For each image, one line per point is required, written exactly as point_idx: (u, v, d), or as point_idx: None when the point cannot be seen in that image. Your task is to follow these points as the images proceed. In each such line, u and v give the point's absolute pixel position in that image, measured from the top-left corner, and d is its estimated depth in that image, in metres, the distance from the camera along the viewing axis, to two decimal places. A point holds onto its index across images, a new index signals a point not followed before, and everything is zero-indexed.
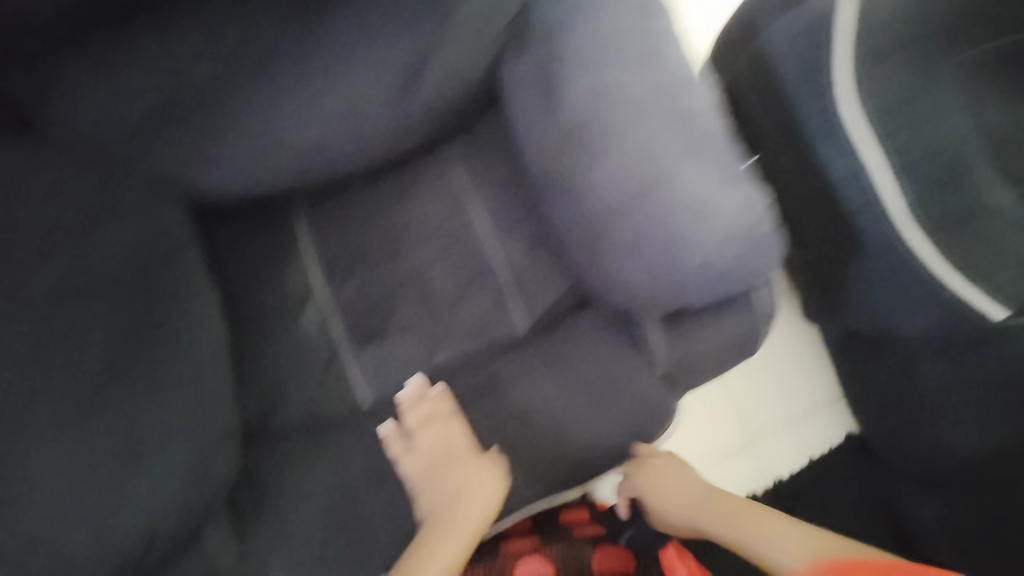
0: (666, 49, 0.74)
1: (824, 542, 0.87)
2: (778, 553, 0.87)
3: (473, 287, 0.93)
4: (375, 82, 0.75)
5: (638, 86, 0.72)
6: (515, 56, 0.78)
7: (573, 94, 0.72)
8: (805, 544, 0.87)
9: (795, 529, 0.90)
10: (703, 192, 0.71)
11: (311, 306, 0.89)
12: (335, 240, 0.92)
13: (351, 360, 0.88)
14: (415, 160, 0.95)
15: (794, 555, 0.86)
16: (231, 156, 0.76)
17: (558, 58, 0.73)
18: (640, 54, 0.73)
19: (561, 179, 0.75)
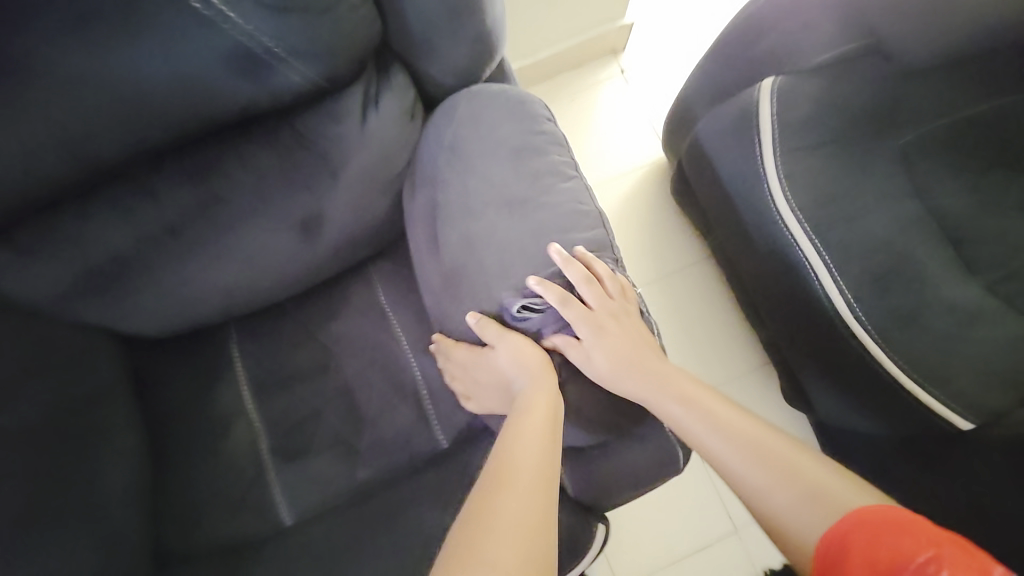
0: (546, 186, 0.77)
1: (800, 483, 0.64)
2: (732, 460, 0.68)
3: (395, 400, 0.95)
4: (278, 230, 0.81)
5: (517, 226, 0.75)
6: (414, 192, 0.83)
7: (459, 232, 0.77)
8: (736, 453, 0.68)
9: (741, 442, 0.68)
10: (583, 326, 0.73)
11: (239, 427, 0.92)
12: (264, 360, 0.96)
13: (273, 481, 0.90)
14: (342, 281, 1.00)
15: (792, 523, 0.62)
16: (153, 308, 0.83)
17: (448, 198, 0.79)
18: (519, 193, 0.77)
19: (453, 306, 0.78)
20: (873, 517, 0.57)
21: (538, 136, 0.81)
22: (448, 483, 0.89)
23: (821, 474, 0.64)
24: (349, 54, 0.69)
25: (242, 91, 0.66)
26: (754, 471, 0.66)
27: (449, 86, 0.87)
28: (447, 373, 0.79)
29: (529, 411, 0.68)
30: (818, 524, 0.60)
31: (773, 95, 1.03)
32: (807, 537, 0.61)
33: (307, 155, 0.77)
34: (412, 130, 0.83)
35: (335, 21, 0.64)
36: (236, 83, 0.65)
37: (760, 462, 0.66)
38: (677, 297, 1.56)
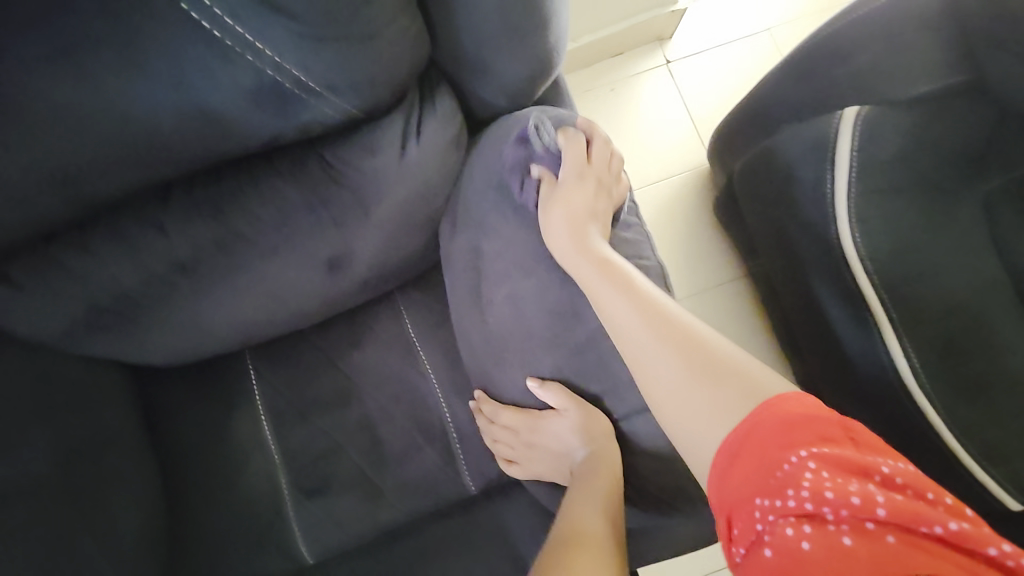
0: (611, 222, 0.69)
1: (737, 402, 0.52)
2: (655, 363, 0.58)
3: (422, 442, 0.90)
4: (303, 268, 0.73)
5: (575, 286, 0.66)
6: (455, 233, 0.74)
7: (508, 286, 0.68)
8: (673, 365, 0.57)
9: (685, 356, 0.57)
10: (644, 404, 0.65)
11: (258, 460, 0.88)
12: (282, 390, 0.91)
13: (292, 520, 0.86)
14: (367, 308, 0.93)
15: (701, 426, 0.53)
16: (167, 342, 0.76)
17: (496, 246, 0.70)
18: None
19: (495, 365, 0.71)
20: (800, 429, 0.48)
21: (599, 178, 0.71)
22: (477, 534, 0.85)
23: (768, 392, 0.52)
24: (394, 83, 0.58)
25: (270, 126, 0.56)
26: (679, 373, 0.56)
27: (500, 109, 0.76)
28: (491, 435, 0.73)
29: (596, 477, 0.65)
30: (724, 432, 0.52)
31: (857, 129, 0.92)
32: (710, 438, 0.53)
33: (339, 190, 0.68)
34: (457, 161, 0.73)
35: (384, 48, 0.54)
36: (264, 117, 0.55)
37: (688, 355, 0.57)
38: (709, 317, 1.48)
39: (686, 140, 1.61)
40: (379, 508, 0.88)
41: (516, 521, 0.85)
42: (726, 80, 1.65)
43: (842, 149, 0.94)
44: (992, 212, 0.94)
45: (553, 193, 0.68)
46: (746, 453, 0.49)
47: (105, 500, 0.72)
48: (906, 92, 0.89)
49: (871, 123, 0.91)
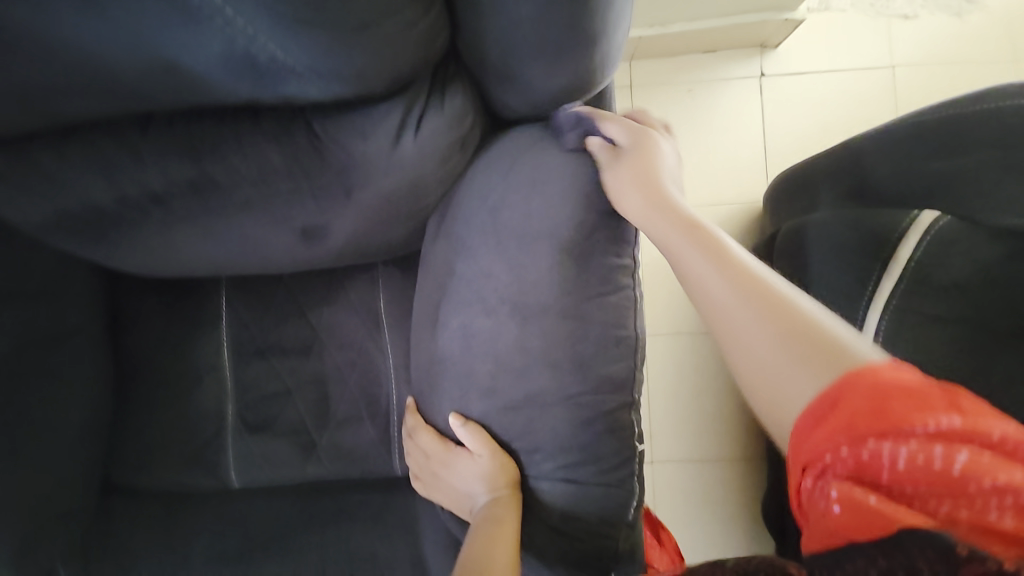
0: (591, 260, 0.64)
1: (792, 346, 0.49)
2: (692, 261, 0.57)
3: (364, 413, 0.92)
4: (276, 229, 0.71)
5: (535, 340, 0.63)
6: (439, 241, 0.71)
7: (464, 315, 0.66)
8: (723, 278, 0.54)
9: (722, 259, 0.55)
10: (560, 475, 0.65)
11: (211, 383, 0.92)
12: (249, 324, 0.93)
13: (227, 446, 0.91)
14: (346, 270, 0.92)
15: (794, 427, 0.47)
16: (140, 257, 0.77)
17: (470, 272, 0.66)
18: (548, 301, 0.63)
19: (437, 382, 0.70)
20: (854, 383, 0.45)
21: (598, 230, 0.65)
22: (390, 514, 0.88)
23: (799, 311, 0.51)
24: (389, 76, 0.56)
25: (246, 91, 0.57)
26: (728, 285, 0.54)
27: (520, 117, 0.69)
28: (406, 446, 0.75)
29: (499, 523, 0.63)
30: (815, 387, 0.47)
31: (924, 242, 0.81)
32: (800, 395, 0.47)
33: (321, 164, 0.64)
34: (458, 164, 0.67)
35: (376, 43, 0.51)
36: (244, 86, 0.56)
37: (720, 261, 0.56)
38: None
39: (749, 169, 1.45)
40: (310, 458, 0.92)
41: (427, 516, 0.87)
42: (819, 113, 1.45)
43: (898, 260, 0.83)
44: None
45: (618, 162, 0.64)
46: (827, 410, 0.45)
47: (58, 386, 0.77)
48: (992, 218, 0.77)
49: (941, 240, 0.80)
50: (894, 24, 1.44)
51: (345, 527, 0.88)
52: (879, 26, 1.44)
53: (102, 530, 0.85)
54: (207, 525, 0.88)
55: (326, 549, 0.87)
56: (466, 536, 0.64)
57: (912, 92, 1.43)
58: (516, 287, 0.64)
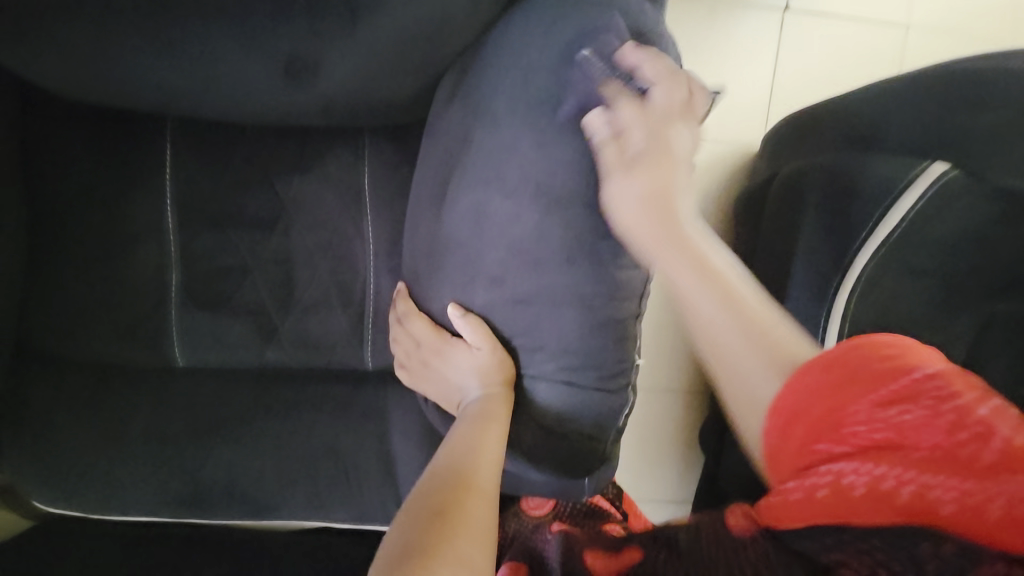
0: (622, 150, 0.56)
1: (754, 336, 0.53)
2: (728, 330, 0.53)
3: (334, 301, 0.83)
4: (255, 53, 0.58)
5: (555, 231, 0.56)
6: (457, 105, 0.61)
7: (479, 194, 0.58)
8: (714, 298, 0.54)
9: (732, 304, 0.54)
10: (561, 377, 0.62)
11: (151, 246, 0.78)
12: (201, 183, 0.78)
13: (170, 321, 0.80)
14: (327, 134, 0.78)
15: (754, 390, 0.52)
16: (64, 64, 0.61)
17: (493, 143, 0.57)
18: (577, 188, 0.56)
19: (436, 266, 0.63)
20: None
21: (641, 117, 0.56)
22: (357, 405, 0.83)
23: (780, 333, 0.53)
24: None
25: None
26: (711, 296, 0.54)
27: None
28: (395, 332, 0.69)
29: (491, 418, 0.60)
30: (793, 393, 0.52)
31: (932, 188, 0.81)
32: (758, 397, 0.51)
33: None
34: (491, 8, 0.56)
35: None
36: None
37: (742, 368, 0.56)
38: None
39: (753, 109, 1.41)
40: (266, 342, 0.83)
41: (397, 414, 0.83)
42: (830, 63, 1.41)
43: (898, 209, 0.84)
44: (984, 331, 0.90)
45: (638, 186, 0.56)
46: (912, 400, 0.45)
47: None
48: (1001, 176, 0.78)
49: (948, 191, 0.81)
50: None
51: (307, 415, 0.83)
52: None
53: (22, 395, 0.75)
54: (146, 402, 0.79)
55: (283, 435, 0.82)
56: (455, 424, 0.61)
57: (919, 57, 1.42)
58: (546, 168, 0.56)
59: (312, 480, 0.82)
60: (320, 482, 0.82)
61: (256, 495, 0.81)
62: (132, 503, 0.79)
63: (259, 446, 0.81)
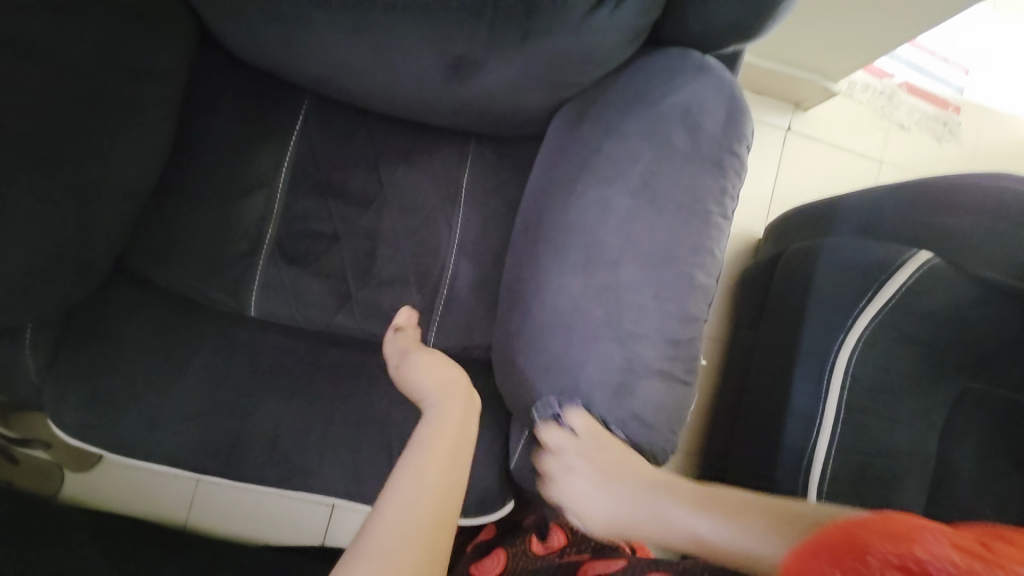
0: (717, 176, 0.71)
1: (721, 505, 0.56)
2: (642, 523, 0.61)
3: (411, 279, 0.90)
4: (430, 49, 0.70)
5: (663, 231, 0.68)
6: (590, 131, 0.75)
7: (604, 197, 0.70)
8: (647, 492, 0.62)
9: (677, 490, 0.61)
10: (658, 367, 0.68)
11: (260, 197, 0.85)
12: (319, 153, 0.87)
13: (257, 269, 0.85)
14: (441, 134, 0.90)
15: (730, 546, 0.52)
16: (259, 28, 0.72)
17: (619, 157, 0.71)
18: (683, 201, 0.69)
19: (550, 252, 0.74)
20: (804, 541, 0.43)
21: (731, 159, 0.73)
22: None
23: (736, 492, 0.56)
24: None
25: None
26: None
27: (682, 40, 0.76)
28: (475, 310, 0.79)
29: (447, 422, 0.66)
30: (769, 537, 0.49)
31: (917, 272, 0.98)
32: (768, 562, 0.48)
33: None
34: (620, 56, 0.73)
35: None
36: None
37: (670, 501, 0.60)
38: None
39: (758, 202, 1.65)
40: (338, 306, 0.87)
41: None
42: (821, 177, 1.70)
43: (892, 284, 1.00)
44: (959, 402, 1.03)
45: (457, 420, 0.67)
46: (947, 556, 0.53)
47: (124, 127, 0.69)
48: (974, 267, 0.96)
49: (932, 273, 0.97)
50: (892, 128, 1.75)
51: (363, 382, 0.85)
52: (882, 126, 1.74)
53: (101, 310, 0.77)
54: (212, 342, 0.81)
55: (336, 397, 0.83)
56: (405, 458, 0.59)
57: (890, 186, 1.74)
58: (662, 183, 0.69)
59: (355, 447, 0.82)
60: (362, 450, 0.82)
61: (297, 454, 0.80)
62: (170, 439, 0.77)
63: (310, 403, 0.82)
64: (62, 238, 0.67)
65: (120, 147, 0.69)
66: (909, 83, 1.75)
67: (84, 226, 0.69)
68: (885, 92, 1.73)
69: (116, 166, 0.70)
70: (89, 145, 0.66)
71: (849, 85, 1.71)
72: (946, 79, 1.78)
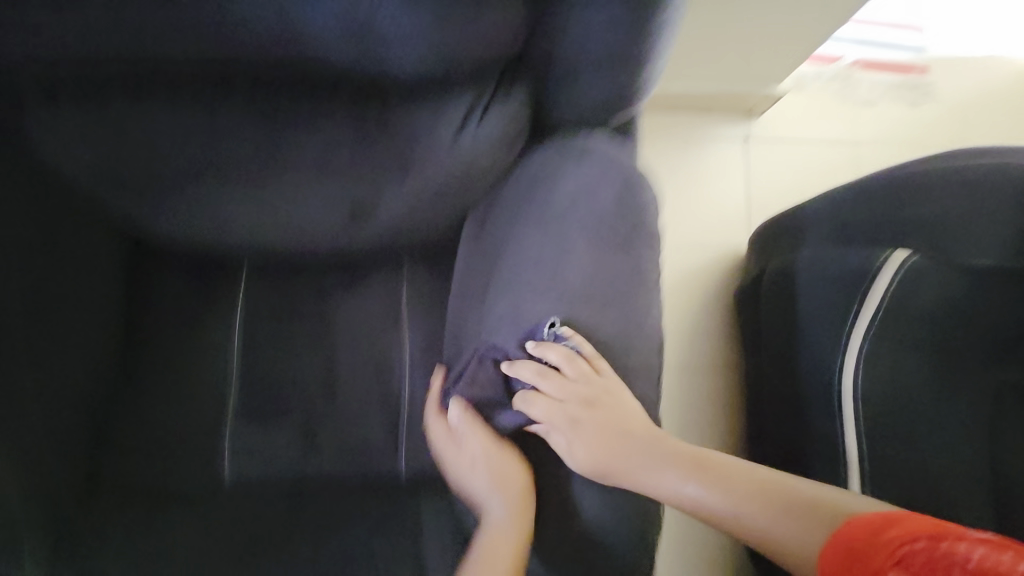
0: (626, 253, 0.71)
1: (753, 498, 0.66)
2: (665, 480, 0.68)
3: (372, 406, 0.91)
4: (326, 203, 0.75)
5: (581, 320, 0.69)
6: (497, 232, 0.76)
7: (512, 263, 0.72)
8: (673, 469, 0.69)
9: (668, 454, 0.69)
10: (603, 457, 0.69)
11: (218, 361, 0.90)
12: (266, 305, 0.92)
13: (225, 431, 0.88)
14: (373, 260, 0.94)
15: (758, 528, 0.65)
16: (178, 220, 0.78)
17: (544, 207, 0.72)
18: (595, 290, 0.69)
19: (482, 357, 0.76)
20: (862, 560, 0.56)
21: (636, 230, 0.72)
22: (389, 512, 0.85)
23: (732, 468, 0.70)
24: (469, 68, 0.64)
25: (347, 54, 0.63)
26: (665, 456, 0.69)
27: (566, 127, 0.77)
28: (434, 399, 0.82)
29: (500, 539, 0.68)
30: (762, 520, 0.65)
31: (901, 272, 0.91)
32: (769, 532, 0.64)
33: (388, 143, 0.69)
34: (504, 161, 0.74)
35: (461, 31, 0.60)
36: (345, 45, 0.62)
37: (675, 467, 0.69)
38: None
39: (734, 217, 1.59)
40: (308, 449, 0.89)
41: (428, 520, 0.84)
42: (795, 175, 1.63)
43: (876, 290, 0.93)
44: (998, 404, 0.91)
45: (496, 459, 0.73)
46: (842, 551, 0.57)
47: (71, 343, 0.78)
48: (963, 256, 0.88)
49: (917, 271, 0.90)
50: (858, 108, 1.68)
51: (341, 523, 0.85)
52: (846, 109, 1.67)
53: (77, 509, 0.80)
54: (186, 516, 0.82)
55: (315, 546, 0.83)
56: (472, 560, 0.67)
57: (874, 165, 1.65)
58: (543, 225, 0.71)
59: None
60: None
61: None
62: None
63: None
64: (33, 453, 0.74)
65: (72, 363, 0.78)
66: (862, 60, 1.69)
67: (50, 438, 0.76)
68: (838, 76, 1.68)
69: (69, 368, 0.78)
70: (43, 368, 0.75)
71: (798, 79, 1.67)
72: (902, 44, 1.70)
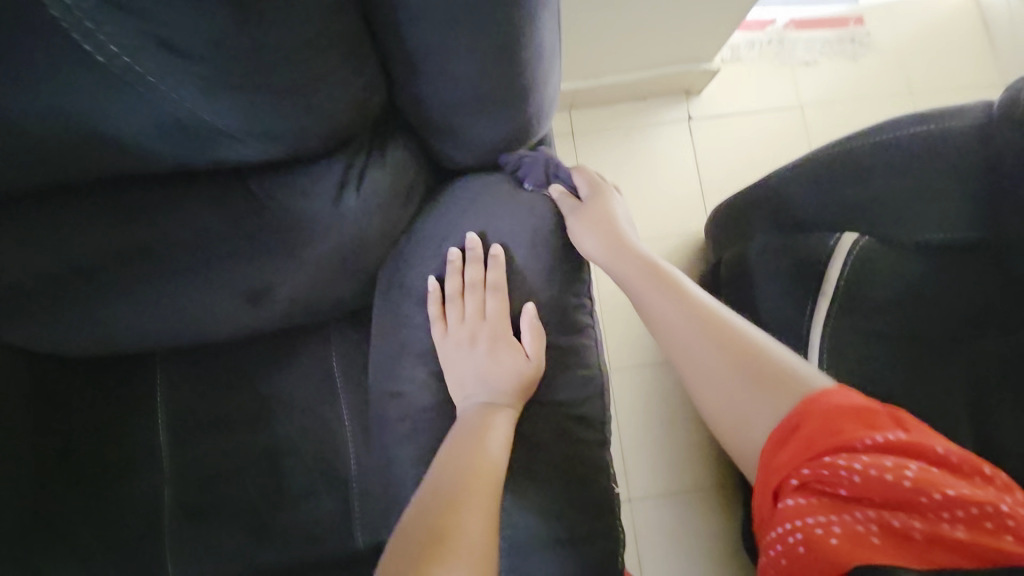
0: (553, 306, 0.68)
1: (749, 371, 0.59)
2: (694, 344, 0.62)
3: (320, 487, 0.85)
4: (216, 294, 0.67)
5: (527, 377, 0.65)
6: (411, 297, 0.69)
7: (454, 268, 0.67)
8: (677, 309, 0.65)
9: (681, 299, 0.65)
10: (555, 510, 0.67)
11: (144, 469, 0.82)
12: (187, 398, 0.85)
13: (165, 543, 0.81)
14: (296, 331, 0.87)
15: (739, 413, 0.59)
16: (53, 340, 0.69)
17: (461, 336, 0.66)
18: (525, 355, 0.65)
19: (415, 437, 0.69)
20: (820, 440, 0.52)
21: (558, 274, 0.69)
22: None
23: (747, 338, 0.62)
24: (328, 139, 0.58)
25: (185, 155, 0.57)
26: (669, 301, 0.65)
27: (465, 168, 0.71)
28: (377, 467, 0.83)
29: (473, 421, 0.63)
30: (776, 419, 0.56)
31: (850, 260, 0.87)
32: (754, 422, 0.58)
33: (263, 223, 0.63)
34: (402, 218, 0.68)
35: (310, 101, 0.52)
36: (177, 147, 0.56)
37: (700, 330, 0.63)
38: (644, 391, 1.29)
39: (689, 203, 1.54)
40: (257, 546, 0.82)
41: None
42: (745, 149, 1.58)
43: (830, 278, 0.88)
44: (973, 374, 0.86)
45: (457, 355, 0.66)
46: (789, 435, 0.54)
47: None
48: (903, 235, 0.85)
49: (864, 257, 0.86)
50: (798, 69, 1.62)
51: None
52: (786, 73, 1.62)
53: None
54: None
55: None
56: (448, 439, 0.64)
57: (823, 127, 1.60)
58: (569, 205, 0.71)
59: None
60: None
61: None
62: None
63: None
64: None
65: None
66: (794, 20, 1.63)
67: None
68: (773, 39, 1.62)
69: None
70: None
71: (733, 50, 1.61)
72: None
